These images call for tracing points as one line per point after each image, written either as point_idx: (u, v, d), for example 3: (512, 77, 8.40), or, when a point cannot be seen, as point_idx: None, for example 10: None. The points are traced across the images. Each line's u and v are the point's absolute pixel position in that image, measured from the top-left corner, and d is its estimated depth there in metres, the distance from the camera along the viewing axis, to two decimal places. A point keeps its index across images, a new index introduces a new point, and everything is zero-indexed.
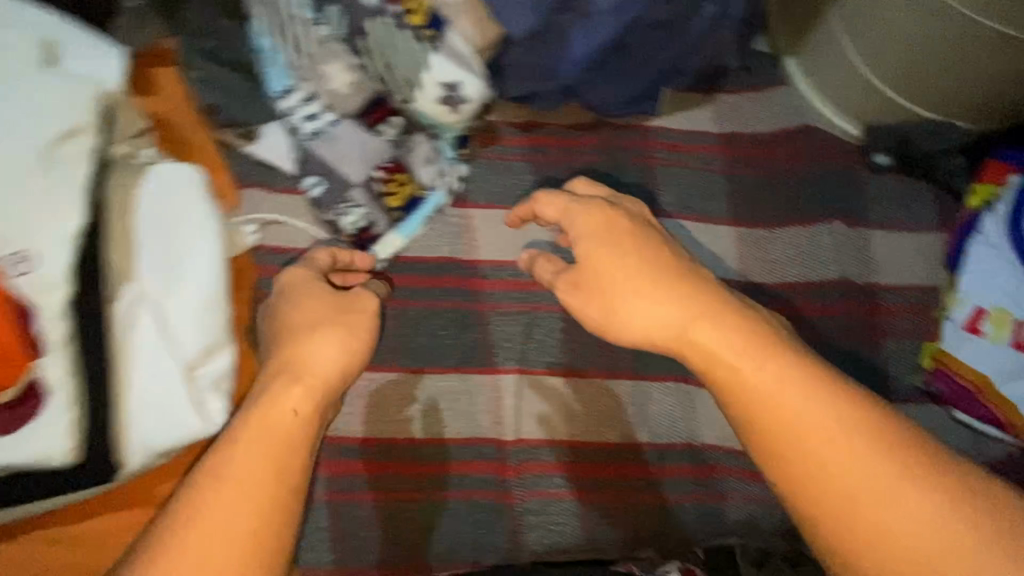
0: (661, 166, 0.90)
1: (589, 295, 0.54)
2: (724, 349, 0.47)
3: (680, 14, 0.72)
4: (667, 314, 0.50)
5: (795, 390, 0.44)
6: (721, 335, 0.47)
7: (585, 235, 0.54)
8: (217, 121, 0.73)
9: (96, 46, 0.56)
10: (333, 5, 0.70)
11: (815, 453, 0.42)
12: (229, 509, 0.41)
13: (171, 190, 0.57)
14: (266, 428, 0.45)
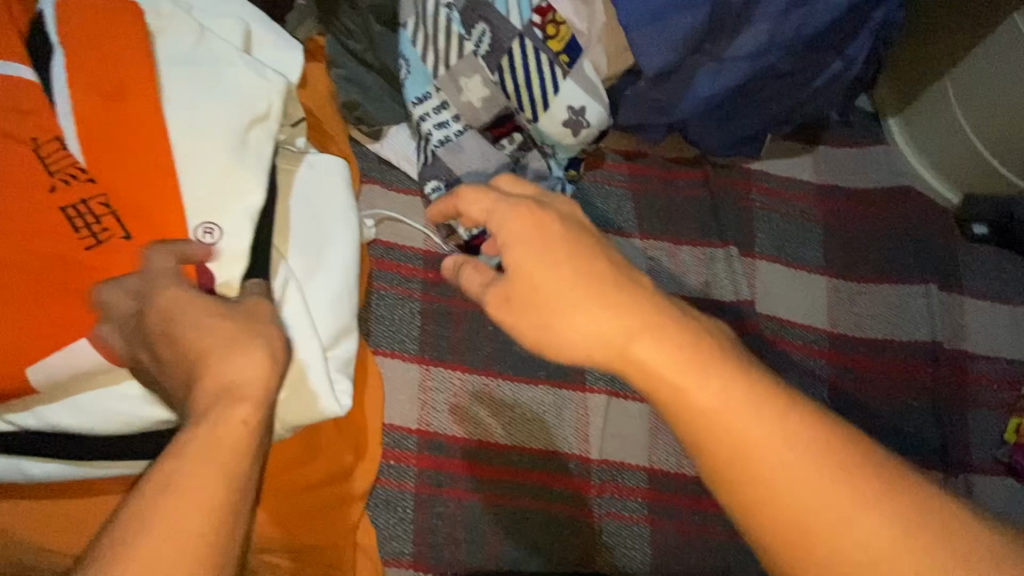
0: (755, 209, 0.90)
1: (522, 311, 0.43)
2: (669, 368, 0.39)
3: (799, 69, 0.78)
4: (606, 328, 0.41)
5: (746, 416, 0.37)
6: (666, 353, 0.39)
7: (518, 240, 0.44)
8: (351, 117, 0.78)
9: (284, 40, 0.58)
10: (481, 22, 0.73)
11: (771, 481, 0.36)
12: (175, 529, 0.31)
13: (323, 178, 0.62)
14: (219, 442, 0.34)
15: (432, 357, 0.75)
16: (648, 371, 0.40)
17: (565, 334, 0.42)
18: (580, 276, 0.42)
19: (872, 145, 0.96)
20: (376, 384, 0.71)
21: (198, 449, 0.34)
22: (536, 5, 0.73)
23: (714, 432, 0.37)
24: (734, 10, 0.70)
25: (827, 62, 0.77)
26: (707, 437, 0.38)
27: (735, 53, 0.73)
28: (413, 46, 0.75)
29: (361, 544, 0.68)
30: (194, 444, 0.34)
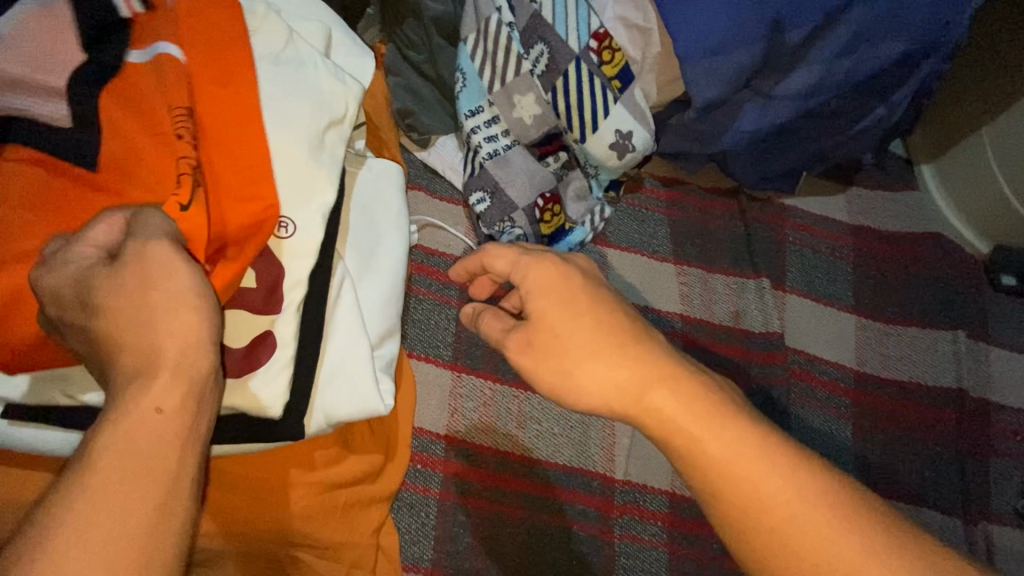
0: (788, 244, 0.92)
1: (544, 356, 0.47)
2: (680, 417, 0.42)
3: (843, 111, 0.80)
4: (621, 376, 0.44)
5: (756, 467, 0.40)
6: (678, 401, 0.43)
7: (537, 292, 0.48)
8: (402, 124, 0.81)
9: (358, 47, 0.60)
10: (539, 43, 0.76)
11: (781, 531, 0.38)
12: (99, 525, 0.32)
13: (380, 182, 0.64)
14: (136, 433, 0.34)
15: (465, 364, 0.74)
16: (655, 415, 0.43)
17: (581, 383, 0.46)
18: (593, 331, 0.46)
19: (905, 190, 0.97)
20: (410, 386, 0.70)
21: (117, 442, 0.34)
22: (594, 30, 0.75)
23: (709, 469, 0.41)
24: (788, 51, 0.72)
25: (872, 106, 0.79)
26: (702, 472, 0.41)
27: (785, 91, 0.75)
28: (471, 60, 0.77)
29: (383, 547, 0.66)
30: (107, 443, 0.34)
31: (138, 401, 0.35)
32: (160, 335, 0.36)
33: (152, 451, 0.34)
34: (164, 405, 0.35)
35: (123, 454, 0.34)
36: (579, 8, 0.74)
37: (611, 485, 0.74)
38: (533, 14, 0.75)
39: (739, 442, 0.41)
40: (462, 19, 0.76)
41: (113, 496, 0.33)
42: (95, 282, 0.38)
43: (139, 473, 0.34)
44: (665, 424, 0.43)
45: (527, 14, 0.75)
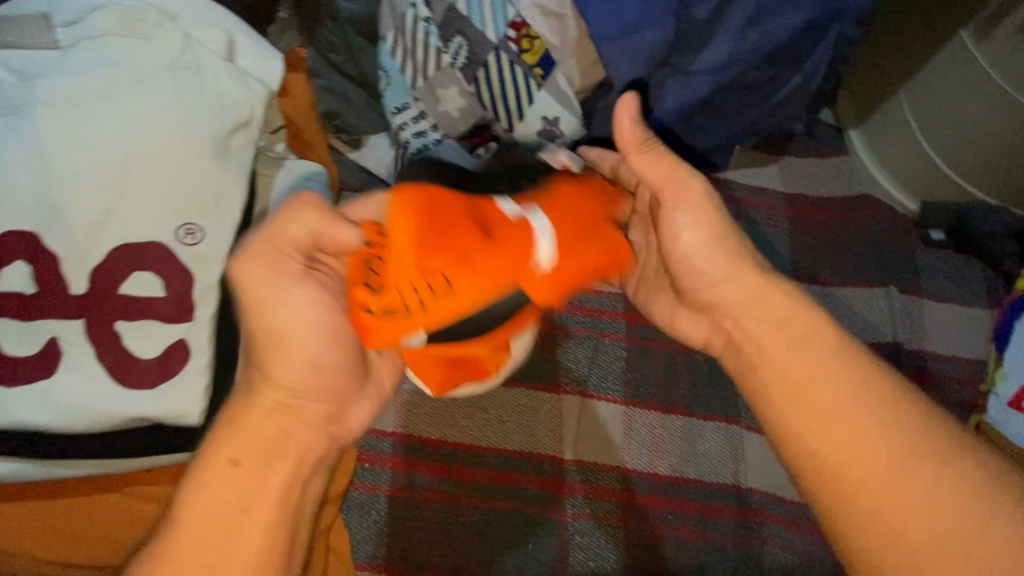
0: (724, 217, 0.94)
1: (708, 222, 0.53)
2: (788, 318, 0.51)
3: (763, 83, 0.82)
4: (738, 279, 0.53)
5: (837, 373, 0.48)
6: (791, 309, 0.51)
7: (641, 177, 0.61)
8: (330, 127, 0.82)
9: (263, 49, 0.60)
10: (458, 36, 0.76)
11: (850, 428, 0.47)
12: (203, 551, 0.44)
13: (298, 181, 0.63)
14: (226, 480, 0.46)
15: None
16: (794, 309, 0.51)
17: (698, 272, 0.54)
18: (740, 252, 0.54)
19: (835, 156, 1.00)
20: None
21: (202, 484, 0.45)
22: (511, 19, 0.75)
23: (807, 353, 0.49)
24: (699, 26, 0.73)
25: (788, 76, 0.81)
26: (800, 359, 0.50)
27: (702, 66, 0.76)
28: (393, 58, 0.77)
29: (335, 547, 0.67)
30: (207, 480, 0.45)
31: (217, 454, 0.46)
32: (281, 376, 0.48)
33: (237, 500, 0.45)
34: (238, 457, 0.46)
35: (206, 491, 0.45)
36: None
37: (564, 464, 0.75)
38: (449, 8, 0.75)
39: (835, 356, 0.49)
40: (381, 17, 0.76)
41: (204, 538, 0.44)
42: (276, 280, 0.46)
43: (226, 513, 0.45)
44: (779, 319, 0.51)
45: (443, 8, 0.75)
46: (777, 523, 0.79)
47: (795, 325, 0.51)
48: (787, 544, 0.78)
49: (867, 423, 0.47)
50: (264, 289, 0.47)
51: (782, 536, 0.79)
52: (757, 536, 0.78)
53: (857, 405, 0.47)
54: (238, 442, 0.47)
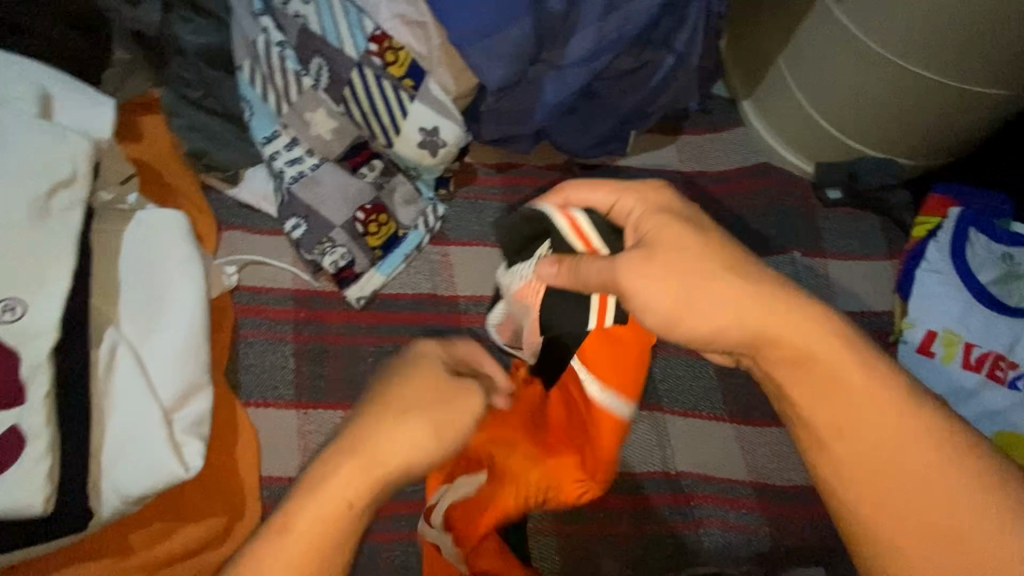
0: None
1: (666, 271, 0.48)
2: (804, 343, 0.46)
3: (640, 67, 0.82)
4: (723, 312, 0.47)
5: (861, 394, 0.45)
6: (804, 333, 0.46)
7: (651, 216, 0.50)
8: (200, 166, 0.76)
9: (89, 99, 0.57)
10: (316, 57, 0.73)
11: (883, 450, 0.45)
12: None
13: (156, 232, 0.61)
14: (318, 518, 0.41)
15: (309, 400, 0.71)
16: (818, 338, 0.46)
17: (692, 326, 0.48)
18: (756, 283, 0.47)
19: (730, 128, 1.01)
20: (248, 436, 0.68)
21: (304, 510, 0.41)
22: (370, 33, 0.72)
23: (821, 373, 0.46)
24: (560, 19, 0.72)
25: (660, 56, 0.81)
26: (835, 412, 0.46)
27: (572, 58, 0.75)
28: (253, 86, 0.74)
29: None
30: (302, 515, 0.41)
31: (336, 497, 0.42)
32: (410, 436, 0.44)
33: (318, 541, 0.41)
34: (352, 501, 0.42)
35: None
36: (348, 12, 0.72)
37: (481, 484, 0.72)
38: (302, 29, 0.72)
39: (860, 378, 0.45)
40: (233, 45, 0.73)
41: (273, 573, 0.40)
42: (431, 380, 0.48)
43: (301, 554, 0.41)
44: (794, 342, 0.46)
45: (296, 30, 0.72)
46: (710, 503, 0.80)
47: (823, 363, 0.46)
48: (722, 522, 0.79)
49: (912, 473, 0.44)
50: (430, 385, 0.47)
51: (717, 514, 0.80)
52: (691, 519, 0.79)
53: (901, 453, 0.44)
54: (361, 494, 0.42)
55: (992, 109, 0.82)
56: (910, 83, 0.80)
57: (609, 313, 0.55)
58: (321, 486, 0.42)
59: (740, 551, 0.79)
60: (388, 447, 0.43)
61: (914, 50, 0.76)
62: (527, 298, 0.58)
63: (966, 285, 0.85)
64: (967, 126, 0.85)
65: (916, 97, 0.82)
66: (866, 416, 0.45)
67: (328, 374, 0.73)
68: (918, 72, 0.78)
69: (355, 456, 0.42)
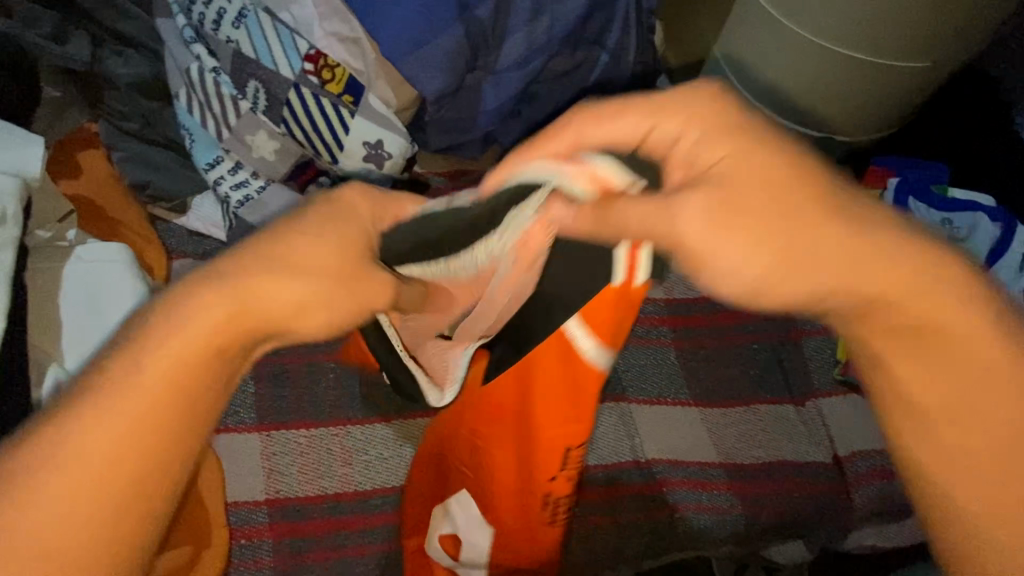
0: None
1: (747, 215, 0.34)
2: (940, 298, 0.33)
3: (577, 66, 0.84)
4: (835, 256, 0.33)
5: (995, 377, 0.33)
6: (937, 281, 0.34)
7: (708, 139, 0.36)
8: (145, 198, 0.76)
9: (20, 141, 0.59)
10: (252, 80, 0.74)
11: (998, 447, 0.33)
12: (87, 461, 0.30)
13: (98, 264, 0.62)
14: (167, 378, 0.32)
15: (272, 421, 0.71)
16: (931, 292, 0.33)
17: (794, 295, 0.34)
18: (859, 229, 0.33)
19: None
20: (212, 465, 0.67)
21: (151, 366, 0.32)
22: (305, 52, 0.73)
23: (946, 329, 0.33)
24: (490, 25, 0.74)
25: (594, 54, 0.83)
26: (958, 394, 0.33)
27: (506, 62, 0.76)
28: (192, 115, 0.75)
29: None
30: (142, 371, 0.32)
31: (202, 350, 0.33)
32: (296, 283, 0.36)
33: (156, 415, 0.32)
34: (211, 349, 0.34)
35: (99, 442, 0.31)
36: (280, 34, 0.72)
37: None
38: (236, 55, 0.73)
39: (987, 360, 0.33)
40: (168, 76, 0.75)
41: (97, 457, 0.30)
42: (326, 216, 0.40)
43: (138, 427, 0.31)
44: (926, 290, 0.33)
45: (229, 56, 0.73)
46: (682, 488, 0.81)
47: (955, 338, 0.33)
48: (695, 505, 0.80)
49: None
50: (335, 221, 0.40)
51: (689, 498, 0.80)
52: (664, 505, 0.80)
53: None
54: (228, 336, 0.34)
55: (919, 81, 0.85)
56: (835, 61, 0.83)
57: (638, 270, 0.45)
58: (177, 314, 0.33)
59: (716, 532, 0.80)
60: (273, 294, 0.35)
61: (833, 30, 0.79)
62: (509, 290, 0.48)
63: None
64: (896, 98, 0.88)
65: (843, 75, 0.85)
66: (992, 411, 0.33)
67: (289, 394, 0.73)
68: (841, 51, 0.81)
69: (230, 295, 0.34)
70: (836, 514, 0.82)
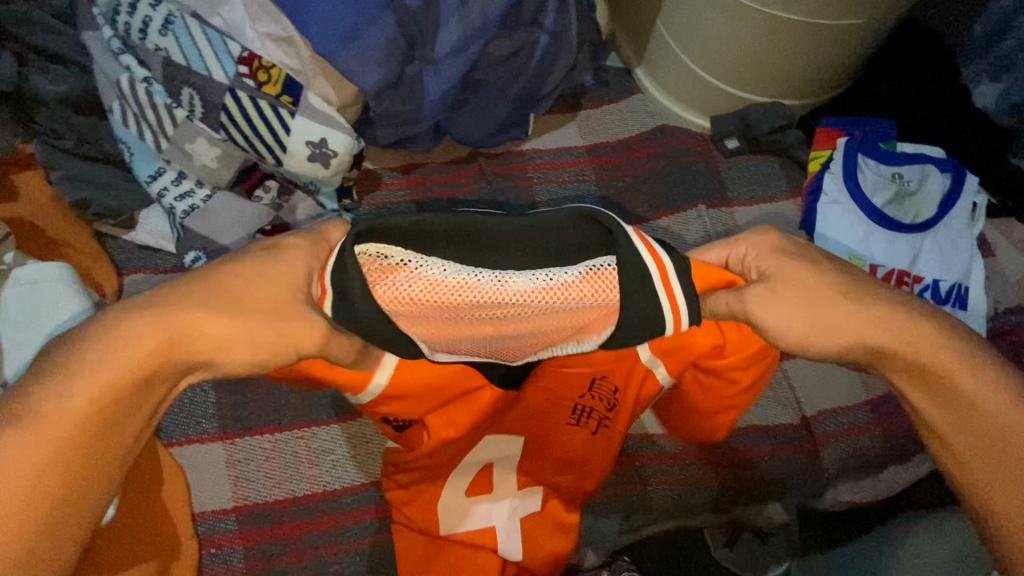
0: (533, 189, 0.94)
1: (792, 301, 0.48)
2: (914, 344, 0.48)
3: (517, 51, 0.83)
4: (850, 321, 0.48)
5: (994, 399, 0.47)
6: (913, 332, 0.48)
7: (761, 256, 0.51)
8: (89, 215, 0.74)
9: None
10: (186, 87, 0.73)
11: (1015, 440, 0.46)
12: None
13: (37, 286, 0.62)
14: None
15: (235, 429, 0.71)
16: (909, 334, 0.48)
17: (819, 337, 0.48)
18: (865, 302, 0.48)
19: (628, 97, 1.03)
20: (177, 478, 0.68)
21: None
22: (238, 55, 0.72)
23: (901, 352, 0.48)
24: (422, 14, 0.73)
25: (532, 36, 0.82)
26: (948, 405, 0.48)
27: (443, 50, 0.75)
28: (128, 127, 0.74)
29: None
30: None
31: None
32: None
33: None
34: None
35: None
36: (211, 38, 0.72)
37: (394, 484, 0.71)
38: (166, 63, 0.72)
39: (1002, 390, 0.47)
40: (100, 91, 0.74)
41: None
42: None
43: None
44: (895, 334, 0.47)
45: (160, 65, 0.73)
46: (654, 461, 0.82)
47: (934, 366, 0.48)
48: (667, 478, 0.81)
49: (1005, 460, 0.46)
50: None
51: (661, 470, 0.82)
52: (636, 480, 0.81)
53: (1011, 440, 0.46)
54: None
55: (858, 40, 0.86)
56: (771, 25, 0.83)
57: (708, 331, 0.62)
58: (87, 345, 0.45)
59: (690, 501, 0.81)
60: (199, 330, 0.40)
61: None
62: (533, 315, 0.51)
63: (863, 207, 0.88)
64: (839, 58, 0.89)
65: (782, 38, 0.85)
66: (987, 421, 0.47)
67: (250, 400, 0.72)
68: (776, 15, 0.81)
69: None
70: (809, 476, 0.83)
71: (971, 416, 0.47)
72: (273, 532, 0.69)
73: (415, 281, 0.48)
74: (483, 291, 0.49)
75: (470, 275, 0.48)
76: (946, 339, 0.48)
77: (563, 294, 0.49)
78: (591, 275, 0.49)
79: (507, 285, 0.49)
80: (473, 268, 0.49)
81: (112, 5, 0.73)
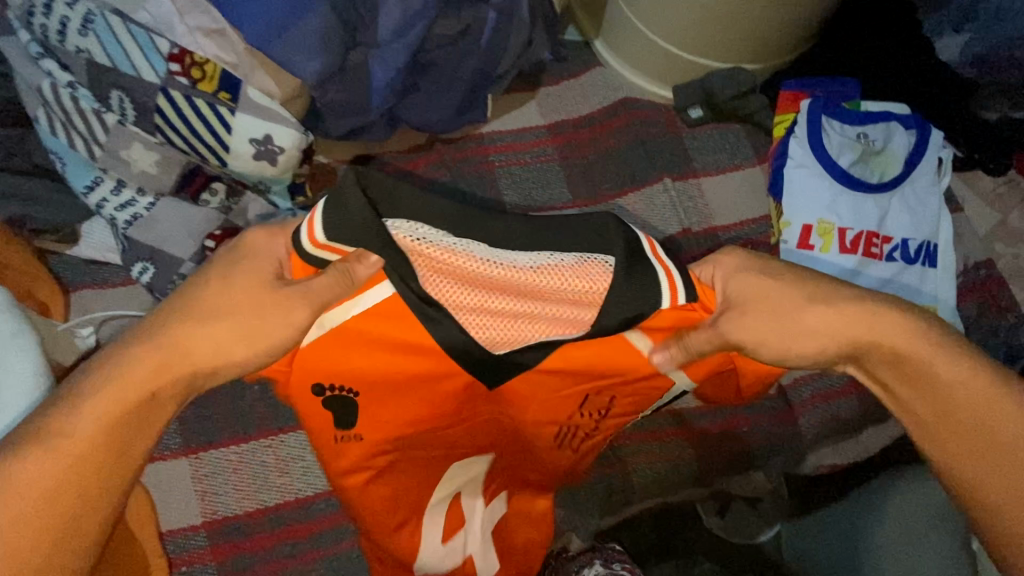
0: (489, 185, 0.93)
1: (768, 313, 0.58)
2: (896, 340, 0.58)
3: (465, 27, 0.80)
4: (833, 322, 0.58)
5: (982, 393, 0.56)
6: (894, 329, 0.58)
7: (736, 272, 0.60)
8: (27, 232, 0.76)
9: None
10: (114, 90, 0.72)
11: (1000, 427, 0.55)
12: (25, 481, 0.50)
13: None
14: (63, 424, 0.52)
15: (200, 444, 0.76)
16: (900, 335, 0.58)
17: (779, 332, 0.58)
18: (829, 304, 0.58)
19: (588, 70, 1.01)
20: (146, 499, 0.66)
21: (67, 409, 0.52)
22: (166, 53, 0.70)
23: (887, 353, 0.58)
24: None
25: (480, 12, 0.79)
26: (934, 397, 0.57)
27: (385, 32, 0.73)
28: (57, 136, 0.73)
29: None
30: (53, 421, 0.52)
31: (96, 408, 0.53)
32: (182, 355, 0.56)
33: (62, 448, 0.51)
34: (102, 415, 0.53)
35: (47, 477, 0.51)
36: (135, 36, 0.69)
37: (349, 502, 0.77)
38: (90, 67, 0.71)
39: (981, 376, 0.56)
40: (24, 97, 0.73)
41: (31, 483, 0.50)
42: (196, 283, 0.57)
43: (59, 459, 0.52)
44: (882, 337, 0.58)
45: (84, 68, 0.71)
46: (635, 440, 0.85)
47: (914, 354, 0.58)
48: (648, 455, 0.85)
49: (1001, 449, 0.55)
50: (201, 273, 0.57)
51: (643, 449, 0.85)
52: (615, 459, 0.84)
53: (993, 434, 0.55)
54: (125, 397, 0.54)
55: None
56: None
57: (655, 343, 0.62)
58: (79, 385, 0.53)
59: (671, 477, 0.85)
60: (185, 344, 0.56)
61: None
62: (515, 285, 0.59)
63: (830, 172, 0.89)
64: (798, 15, 0.86)
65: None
66: (967, 403, 0.56)
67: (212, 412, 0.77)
68: None
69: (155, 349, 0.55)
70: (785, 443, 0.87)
71: (952, 405, 0.57)
72: (245, 544, 0.75)
73: (426, 248, 0.57)
74: (481, 260, 0.57)
75: (467, 247, 0.57)
76: (919, 334, 0.58)
77: (545, 274, 0.58)
78: (582, 265, 0.57)
79: (498, 259, 0.57)
80: (475, 242, 0.57)
81: (24, 7, 0.70)
